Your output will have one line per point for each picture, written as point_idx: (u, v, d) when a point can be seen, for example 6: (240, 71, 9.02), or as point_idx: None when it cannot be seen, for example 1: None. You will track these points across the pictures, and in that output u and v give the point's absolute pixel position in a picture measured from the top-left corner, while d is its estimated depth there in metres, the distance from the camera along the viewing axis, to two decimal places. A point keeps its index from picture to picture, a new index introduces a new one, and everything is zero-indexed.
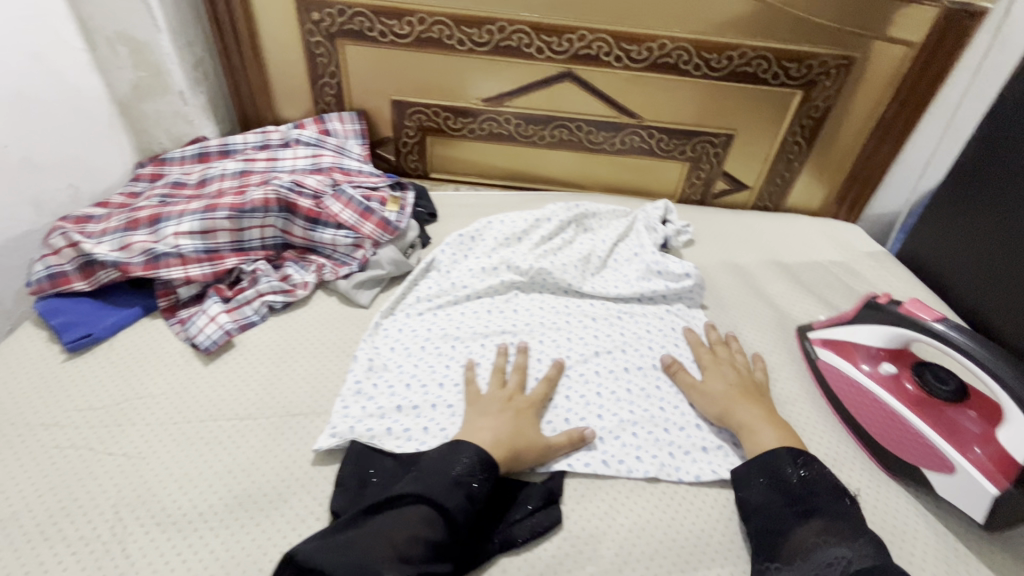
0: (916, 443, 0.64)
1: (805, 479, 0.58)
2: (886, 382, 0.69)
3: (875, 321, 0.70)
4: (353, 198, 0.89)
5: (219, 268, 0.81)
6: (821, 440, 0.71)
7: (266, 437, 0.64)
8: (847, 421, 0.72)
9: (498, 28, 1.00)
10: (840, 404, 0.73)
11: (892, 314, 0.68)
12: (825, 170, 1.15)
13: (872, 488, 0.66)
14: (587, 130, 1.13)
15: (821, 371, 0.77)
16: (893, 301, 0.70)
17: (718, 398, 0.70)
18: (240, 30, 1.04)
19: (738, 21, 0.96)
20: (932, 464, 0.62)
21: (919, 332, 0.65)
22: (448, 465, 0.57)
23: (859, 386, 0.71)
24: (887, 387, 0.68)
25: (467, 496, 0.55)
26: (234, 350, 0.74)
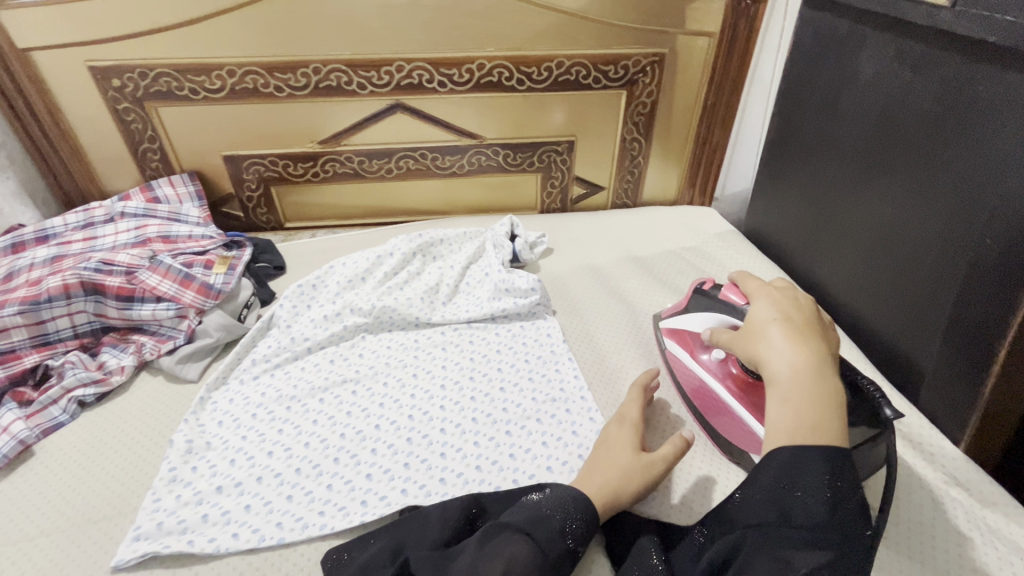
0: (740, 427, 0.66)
1: (839, 500, 0.46)
2: (718, 368, 0.70)
3: (702, 307, 0.73)
4: (172, 267, 0.84)
5: (15, 370, 0.74)
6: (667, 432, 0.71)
7: (59, 553, 0.58)
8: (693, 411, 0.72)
9: (313, 70, 0.98)
10: (687, 395, 0.74)
11: (713, 299, 0.72)
12: (669, 161, 1.19)
13: (713, 472, 0.66)
14: (432, 157, 1.12)
15: (670, 365, 0.77)
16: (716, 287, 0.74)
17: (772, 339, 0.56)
18: (37, 108, 0.98)
19: (547, 34, 0.98)
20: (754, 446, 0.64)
21: (727, 313, 0.68)
22: (554, 502, 0.56)
23: (698, 376, 0.72)
24: (719, 373, 0.70)
25: (562, 536, 0.53)
26: (32, 459, 0.67)
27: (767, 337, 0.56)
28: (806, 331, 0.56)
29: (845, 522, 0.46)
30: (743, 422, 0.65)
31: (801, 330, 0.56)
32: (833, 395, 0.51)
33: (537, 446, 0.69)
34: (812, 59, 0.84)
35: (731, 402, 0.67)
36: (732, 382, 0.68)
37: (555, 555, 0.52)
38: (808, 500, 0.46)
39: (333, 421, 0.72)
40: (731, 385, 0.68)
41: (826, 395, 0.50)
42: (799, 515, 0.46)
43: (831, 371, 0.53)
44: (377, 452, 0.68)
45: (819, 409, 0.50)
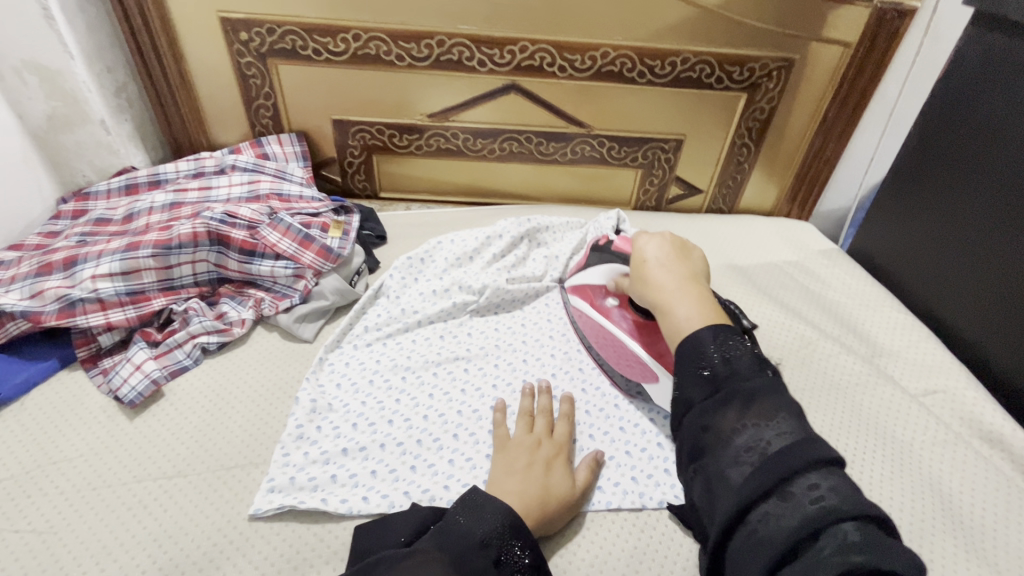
0: (634, 363, 0.71)
1: (726, 360, 0.55)
2: (617, 316, 0.73)
3: (603, 262, 0.79)
4: (292, 226, 0.84)
5: (144, 311, 0.75)
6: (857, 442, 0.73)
7: (199, 495, 0.59)
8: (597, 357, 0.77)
9: (437, 42, 0.97)
10: (591, 343, 0.77)
11: (612, 254, 0.79)
12: (773, 171, 1.16)
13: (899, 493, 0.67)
14: (537, 142, 1.10)
15: (573, 316, 0.80)
16: (609, 245, 0.80)
17: (661, 278, 0.66)
18: (163, 54, 0.99)
19: (679, 28, 0.95)
20: (649, 378, 0.69)
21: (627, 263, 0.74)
22: (482, 523, 0.52)
23: (597, 321, 0.75)
24: (620, 321, 0.73)
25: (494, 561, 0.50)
26: (163, 400, 0.68)
27: (652, 272, 0.67)
28: (677, 258, 0.68)
29: (743, 370, 0.54)
30: (638, 363, 0.70)
31: (674, 261, 0.68)
32: (704, 296, 0.63)
33: (653, 447, 0.69)
34: (976, 80, 0.80)
35: (625, 340, 0.71)
36: (629, 326, 0.72)
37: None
38: (714, 368, 0.55)
39: (449, 398, 0.72)
40: (630, 332, 0.71)
41: (699, 298, 0.63)
42: (705, 384, 0.55)
43: (699, 281, 0.66)
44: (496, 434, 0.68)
45: (699, 309, 0.62)
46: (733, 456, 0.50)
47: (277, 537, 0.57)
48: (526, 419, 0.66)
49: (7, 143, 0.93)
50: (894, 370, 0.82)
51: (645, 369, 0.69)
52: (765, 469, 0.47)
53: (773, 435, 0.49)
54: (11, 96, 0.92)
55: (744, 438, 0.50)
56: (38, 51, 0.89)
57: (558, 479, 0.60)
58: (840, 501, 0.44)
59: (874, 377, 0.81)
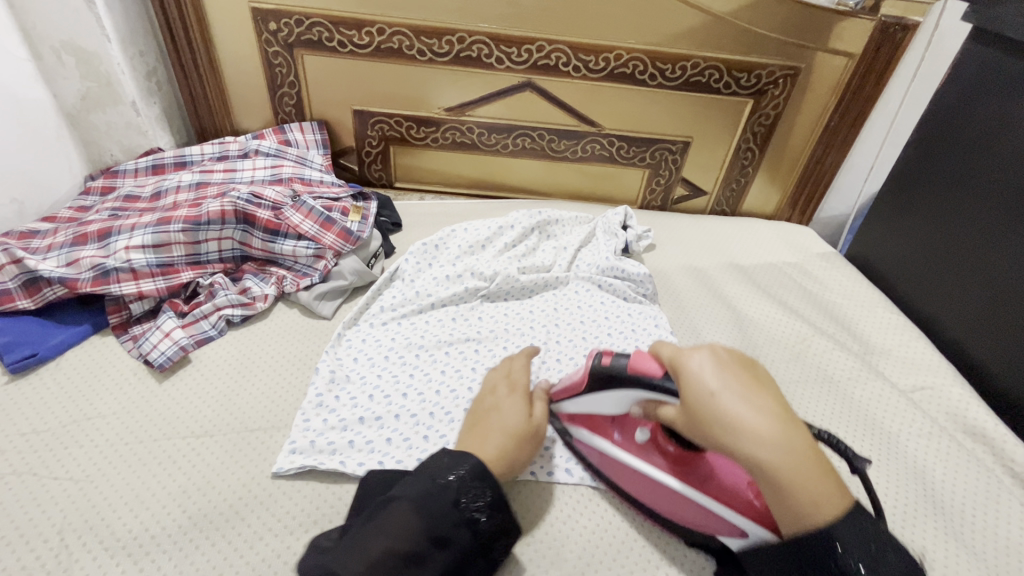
0: (696, 511, 0.57)
1: (871, 552, 0.44)
2: (647, 453, 0.61)
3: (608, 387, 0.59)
4: (314, 209, 0.88)
5: (173, 283, 0.79)
6: (836, 424, 0.77)
7: (225, 454, 0.63)
8: (635, 502, 0.62)
9: (458, 38, 1.01)
10: (619, 485, 0.63)
11: (620, 375, 0.56)
12: (775, 176, 1.20)
13: (881, 480, 0.71)
14: (549, 139, 1.14)
15: (580, 453, 0.66)
16: (615, 359, 0.57)
17: (761, 428, 0.46)
18: (194, 40, 1.03)
19: (690, 33, 0.99)
20: (724, 529, 0.56)
21: (646, 390, 0.54)
22: (449, 469, 0.53)
23: (622, 464, 0.62)
24: (652, 459, 0.60)
25: (452, 502, 0.51)
26: (190, 366, 0.72)
27: (728, 408, 0.47)
28: (749, 378, 0.49)
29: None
30: (695, 508, 0.57)
31: (751, 383, 0.48)
32: (810, 444, 0.46)
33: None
34: (973, 93, 0.84)
35: (674, 486, 0.58)
36: (668, 464, 0.59)
37: (451, 525, 0.51)
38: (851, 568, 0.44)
39: (461, 373, 0.75)
40: (669, 469, 0.59)
41: (813, 451, 0.46)
42: None
43: (789, 407, 0.48)
44: None
45: (818, 477, 0.45)
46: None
47: (299, 494, 0.60)
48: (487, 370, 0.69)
49: (42, 120, 0.96)
50: (885, 367, 0.86)
51: (710, 518, 0.56)
52: None
53: None
54: (48, 75, 0.96)
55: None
56: (76, 34, 0.93)
57: (513, 414, 0.62)
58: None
59: (865, 372, 0.85)
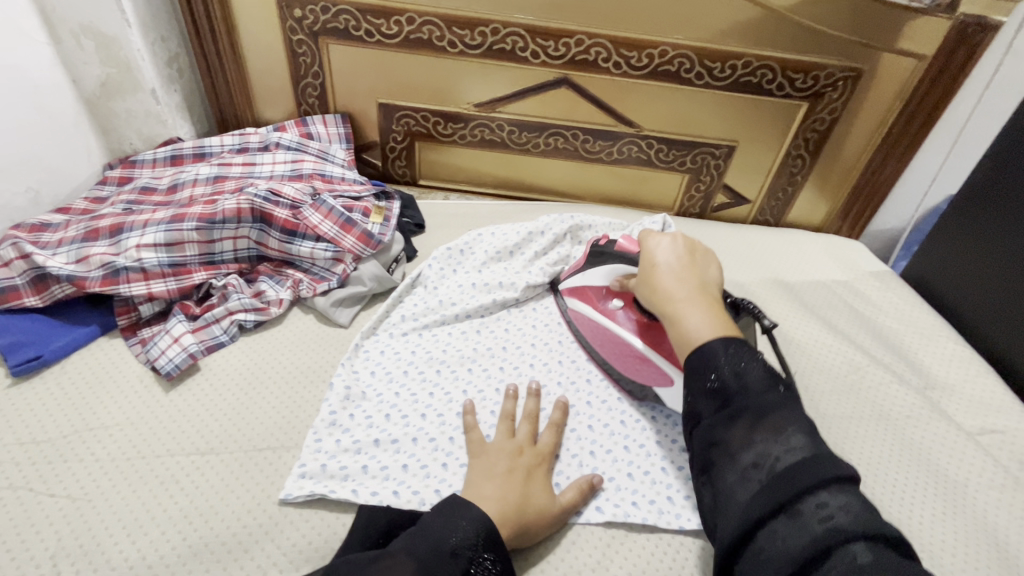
0: (642, 365, 0.67)
1: (739, 369, 0.51)
2: (620, 318, 0.70)
3: (601, 262, 0.75)
4: (334, 209, 0.83)
5: (185, 284, 0.75)
6: (891, 470, 0.70)
7: (230, 475, 0.58)
8: (601, 363, 0.74)
9: (491, 30, 0.94)
10: (592, 348, 0.75)
11: (609, 253, 0.74)
12: (826, 186, 1.11)
13: (948, 538, 0.63)
14: (583, 139, 1.08)
15: (573, 321, 0.77)
16: (608, 244, 0.76)
17: (670, 285, 0.61)
18: (216, 26, 0.98)
19: (744, 29, 0.91)
20: (661, 381, 0.65)
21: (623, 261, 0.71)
22: (452, 527, 0.50)
23: (597, 326, 0.73)
24: (623, 323, 0.69)
25: (464, 572, 0.48)
26: (199, 374, 0.68)
27: (660, 277, 0.62)
28: (687, 264, 0.63)
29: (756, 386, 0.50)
30: (643, 361, 0.67)
31: (683, 264, 0.63)
32: (716, 308, 0.58)
33: (655, 471, 0.64)
34: None
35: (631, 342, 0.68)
36: (631, 326, 0.69)
37: None
38: (720, 375, 0.51)
39: (483, 395, 0.69)
40: (635, 331, 0.68)
41: (710, 305, 0.58)
42: (712, 398, 0.51)
43: (711, 289, 0.61)
44: None
45: (712, 317, 0.57)
46: (740, 472, 0.47)
47: (306, 524, 0.56)
48: (509, 419, 0.63)
49: (59, 106, 0.93)
50: (948, 406, 0.78)
51: (652, 369, 0.66)
52: (774, 489, 0.44)
53: (783, 451, 0.46)
54: (67, 60, 0.93)
55: (752, 454, 0.47)
56: (95, 17, 0.89)
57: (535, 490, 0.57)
58: (852, 521, 0.40)
59: (926, 411, 0.77)
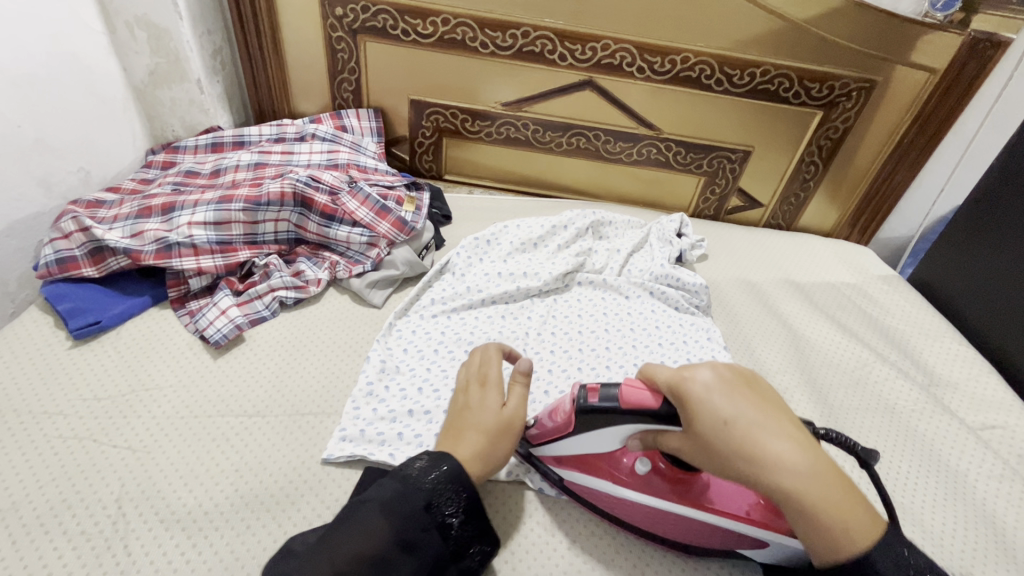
0: (697, 530, 0.56)
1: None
2: (646, 482, 0.57)
3: (588, 424, 0.56)
4: (370, 196, 0.87)
5: (231, 261, 0.79)
6: (894, 458, 0.74)
7: (277, 435, 0.63)
8: (619, 524, 0.60)
9: (522, 33, 0.99)
10: (607, 512, 0.60)
11: (617, 412, 0.54)
12: (837, 193, 1.15)
13: (947, 521, 0.67)
14: (604, 140, 1.12)
15: (577, 496, 0.61)
16: (606, 395, 0.54)
17: (784, 455, 0.45)
18: (261, 22, 1.03)
19: (764, 39, 0.95)
20: (747, 544, 0.55)
21: (646, 421, 0.53)
22: (425, 474, 0.51)
23: (621, 499, 0.58)
24: (651, 488, 0.57)
25: (424, 504, 0.50)
26: (245, 344, 0.73)
27: (758, 438, 0.46)
28: (762, 405, 0.48)
29: None
30: (702, 526, 0.55)
31: (764, 409, 0.48)
32: (832, 466, 0.46)
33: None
34: None
35: (685, 511, 0.55)
36: (669, 488, 0.56)
37: (422, 528, 0.49)
38: None
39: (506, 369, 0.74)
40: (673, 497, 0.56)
41: (831, 472, 0.45)
42: None
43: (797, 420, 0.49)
44: None
45: (834, 487, 0.45)
46: None
47: (348, 482, 0.60)
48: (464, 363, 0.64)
49: (111, 92, 0.99)
50: (951, 402, 0.82)
51: (717, 531, 0.55)
52: None
53: None
54: (121, 49, 0.98)
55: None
56: (150, 9, 0.94)
57: (488, 407, 0.58)
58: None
59: (930, 406, 0.81)
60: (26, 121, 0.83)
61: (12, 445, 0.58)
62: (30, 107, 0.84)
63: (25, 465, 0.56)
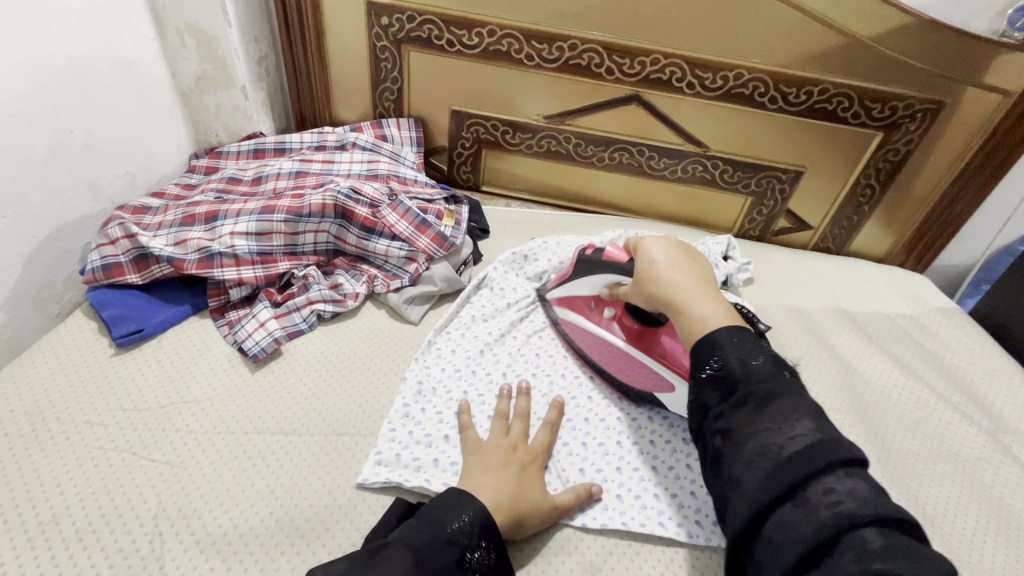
0: (632, 371, 0.71)
1: (746, 362, 0.52)
2: (612, 326, 0.73)
3: (586, 273, 0.74)
4: (410, 210, 0.86)
5: (271, 272, 0.79)
6: (958, 511, 0.69)
7: (312, 456, 0.61)
8: (584, 362, 0.77)
9: (570, 46, 0.97)
10: (585, 355, 0.76)
11: (597, 262, 0.71)
12: (893, 219, 1.09)
13: None
14: (648, 155, 1.09)
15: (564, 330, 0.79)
16: (596, 251, 0.72)
17: (676, 279, 0.60)
18: (307, 30, 1.03)
19: (823, 57, 0.91)
20: (660, 388, 0.68)
21: (616, 272, 0.69)
22: (457, 523, 0.51)
23: (591, 334, 0.75)
24: (615, 331, 0.73)
25: (457, 560, 0.49)
26: (282, 359, 0.72)
27: (663, 271, 0.62)
28: (684, 258, 0.63)
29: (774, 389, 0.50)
30: (647, 370, 0.69)
31: (681, 256, 0.63)
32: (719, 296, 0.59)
33: (647, 469, 0.65)
34: None
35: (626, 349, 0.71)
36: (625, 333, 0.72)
37: None
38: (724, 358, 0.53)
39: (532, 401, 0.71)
40: (624, 338, 0.71)
41: (715, 295, 0.59)
42: (716, 387, 0.52)
43: (711, 281, 0.61)
44: (588, 446, 0.67)
45: (716, 306, 0.57)
46: (745, 458, 0.47)
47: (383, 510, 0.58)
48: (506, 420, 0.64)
49: (160, 97, 1.00)
50: (1021, 451, 0.76)
51: (656, 377, 0.68)
52: (779, 475, 0.45)
53: (790, 436, 0.46)
54: (171, 55, 0.99)
55: (758, 441, 0.47)
56: (200, 17, 0.95)
57: (533, 484, 0.58)
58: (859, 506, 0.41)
59: (998, 455, 0.75)
60: (78, 126, 0.85)
61: (54, 456, 0.58)
62: (82, 113, 0.85)
63: (65, 477, 0.56)
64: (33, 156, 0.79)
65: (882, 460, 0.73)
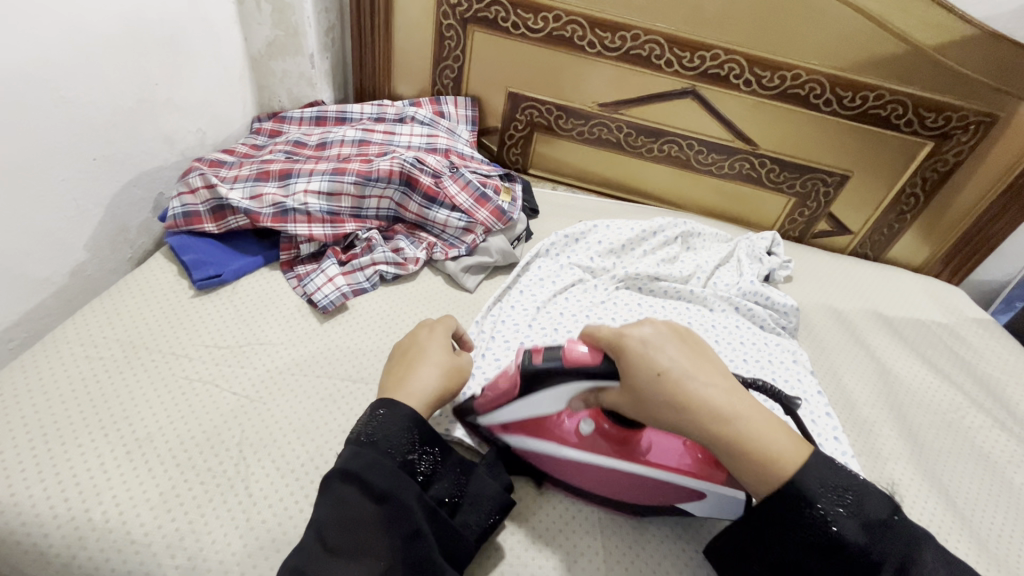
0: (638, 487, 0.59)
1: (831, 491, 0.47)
2: (590, 442, 0.59)
3: (544, 391, 0.55)
4: (471, 183, 0.89)
5: (339, 232, 0.82)
6: (987, 507, 0.71)
7: None
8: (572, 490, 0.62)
9: (632, 35, 0.99)
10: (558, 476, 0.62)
11: (555, 373, 0.53)
12: (932, 230, 1.11)
13: None
14: (697, 150, 1.11)
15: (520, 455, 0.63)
16: (548, 356, 0.54)
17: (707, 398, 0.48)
18: (376, 4, 1.06)
19: (882, 63, 0.93)
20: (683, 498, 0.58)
21: (582, 378, 0.52)
22: (381, 423, 0.52)
23: (568, 457, 0.60)
24: (595, 447, 0.58)
25: (384, 453, 0.50)
26: (348, 313, 0.76)
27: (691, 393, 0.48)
28: (695, 361, 0.51)
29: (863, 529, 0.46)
30: (645, 483, 0.58)
31: (690, 362, 0.51)
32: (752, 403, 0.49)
33: None
34: None
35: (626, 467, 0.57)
36: (610, 447, 0.58)
37: (392, 475, 0.49)
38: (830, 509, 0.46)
39: None
40: (616, 454, 0.58)
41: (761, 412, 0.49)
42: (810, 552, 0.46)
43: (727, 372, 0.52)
44: None
45: (774, 436, 0.48)
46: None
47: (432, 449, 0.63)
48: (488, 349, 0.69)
49: (233, 60, 1.04)
50: None
51: (656, 486, 0.57)
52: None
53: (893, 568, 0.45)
54: (246, 19, 1.02)
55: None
56: None
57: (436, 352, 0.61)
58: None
59: None
60: (162, 80, 0.89)
61: (145, 381, 0.62)
62: (166, 68, 0.89)
63: (155, 401, 0.60)
64: (122, 105, 0.83)
65: (917, 459, 0.75)
